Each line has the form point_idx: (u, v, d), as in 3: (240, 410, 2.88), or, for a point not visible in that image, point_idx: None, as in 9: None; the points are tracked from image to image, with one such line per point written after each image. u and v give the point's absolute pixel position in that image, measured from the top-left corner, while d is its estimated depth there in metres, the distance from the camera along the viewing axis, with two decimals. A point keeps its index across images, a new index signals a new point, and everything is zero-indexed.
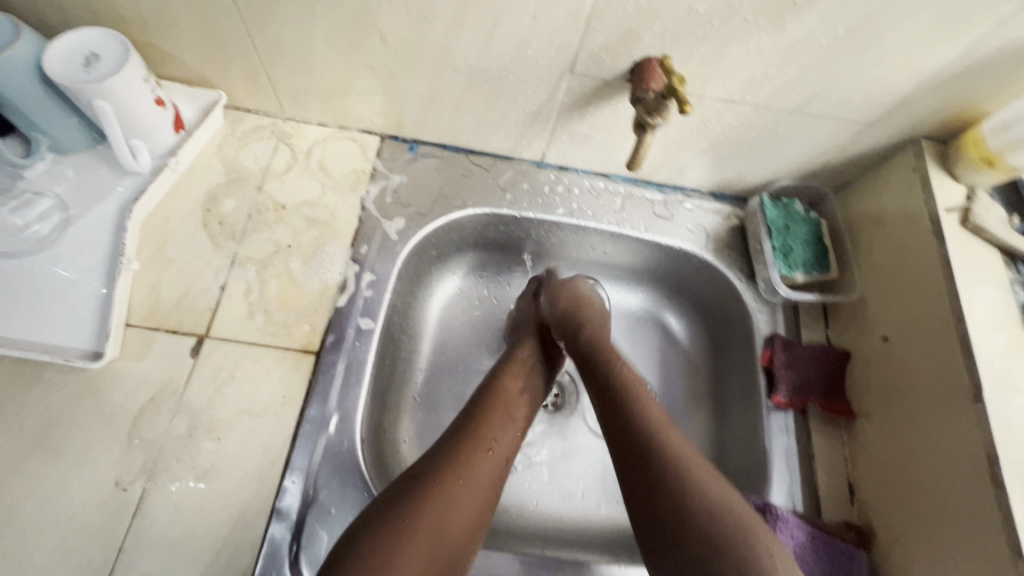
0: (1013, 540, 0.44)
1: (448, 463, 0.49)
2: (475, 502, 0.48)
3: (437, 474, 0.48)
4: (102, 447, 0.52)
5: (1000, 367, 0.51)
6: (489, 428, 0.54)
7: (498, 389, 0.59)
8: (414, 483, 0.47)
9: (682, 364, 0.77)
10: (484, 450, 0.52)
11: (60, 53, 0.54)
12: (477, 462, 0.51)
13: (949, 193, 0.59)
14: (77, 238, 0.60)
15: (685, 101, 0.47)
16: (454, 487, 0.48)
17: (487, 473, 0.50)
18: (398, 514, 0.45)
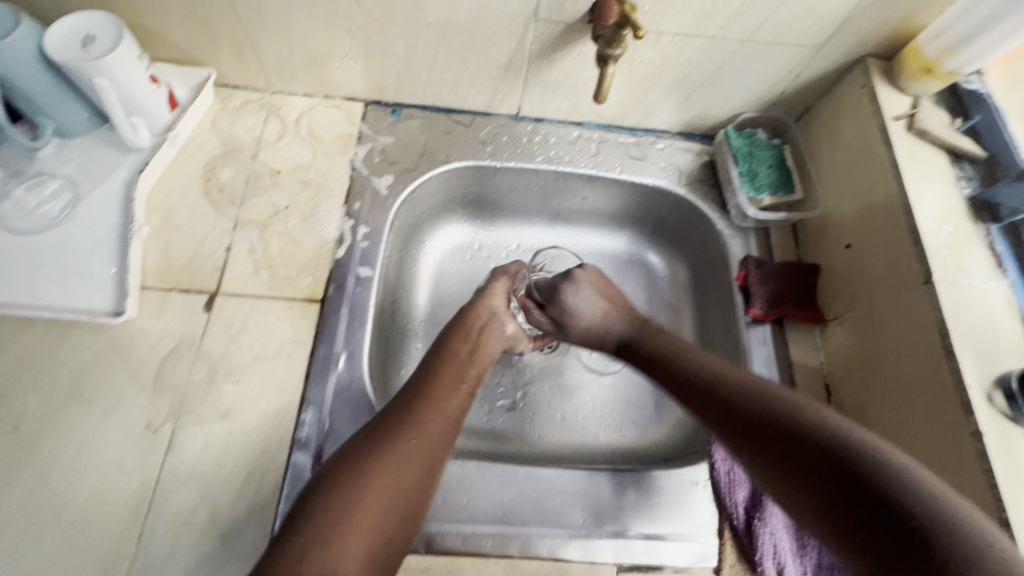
0: (964, 399, 0.49)
1: (404, 420, 0.51)
2: (425, 456, 0.49)
3: (393, 432, 0.49)
4: (131, 395, 0.57)
5: (948, 252, 0.55)
6: (441, 387, 0.55)
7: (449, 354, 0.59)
8: (373, 438, 0.49)
9: (669, 299, 0.81)
10: (436, 407, 0.53)
11: (58, 37, 0.58)
12: (428, 420, 0.51)
13: (896, 102, 0.63)
14: (88, 212, 0.64)
15: (638, 27, 0.51)
16: (410, 444, 0.49)
17: (438, 429, 0.51)
18: (360, 466, 0.46)
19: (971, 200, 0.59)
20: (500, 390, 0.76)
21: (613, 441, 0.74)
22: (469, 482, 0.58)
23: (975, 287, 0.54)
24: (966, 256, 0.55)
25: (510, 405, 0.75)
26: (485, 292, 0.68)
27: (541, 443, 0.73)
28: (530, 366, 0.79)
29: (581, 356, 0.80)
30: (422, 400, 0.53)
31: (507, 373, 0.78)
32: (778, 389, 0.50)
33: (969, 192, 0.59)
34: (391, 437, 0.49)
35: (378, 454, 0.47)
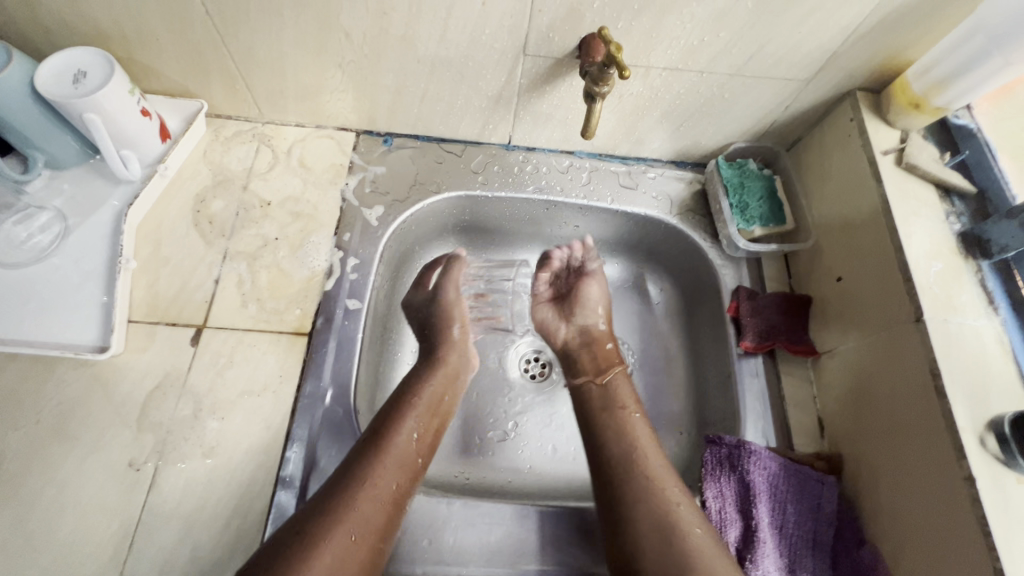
0: (957, 442, 0.48)
1: (334, 512, 0.49)
2: (361, 551, 0.49)
3: (324, 527, 0.48)
4: (114, 432, 0.56)
5: (939, 289, 0.55)
6: (378, 469, 0.53)
7: (387, 433, 0.56)
8: (306, 533, 0.47)
9: (662, 328, 0.80)
10: (370, 493, 0.52)
11: (50, 73, 0.58)
12: (361, 506, 0.50)
13: (885, 136, 0.63)
14: (77, 245, 0.64)
15: (623, 67, 0.51)
16: (350, 541, 0.48)
17: (373, 516, 0.51)
18: (286, 572, 0.45)
19: (962, 236, 0.58)
20: (491, 420, 0.76)
21: None
22: (456, 520, 0.57)
23: (966, 326, 0.53)
24: (957, 294, 0.55)
25: (500, 436, 0.75)
26: (430, 370, 0.65)
27: (531, 475, 0.72)
28: (522, 395, 0.78)
29: None
30: (359, 486, 0.51)
31: (498, 402, 0.77)
32: (677, 492, 0.54)
33: (959, 227, 0.59)
34: (323, 531, 0.48)
35: (306, 553, 0.46)
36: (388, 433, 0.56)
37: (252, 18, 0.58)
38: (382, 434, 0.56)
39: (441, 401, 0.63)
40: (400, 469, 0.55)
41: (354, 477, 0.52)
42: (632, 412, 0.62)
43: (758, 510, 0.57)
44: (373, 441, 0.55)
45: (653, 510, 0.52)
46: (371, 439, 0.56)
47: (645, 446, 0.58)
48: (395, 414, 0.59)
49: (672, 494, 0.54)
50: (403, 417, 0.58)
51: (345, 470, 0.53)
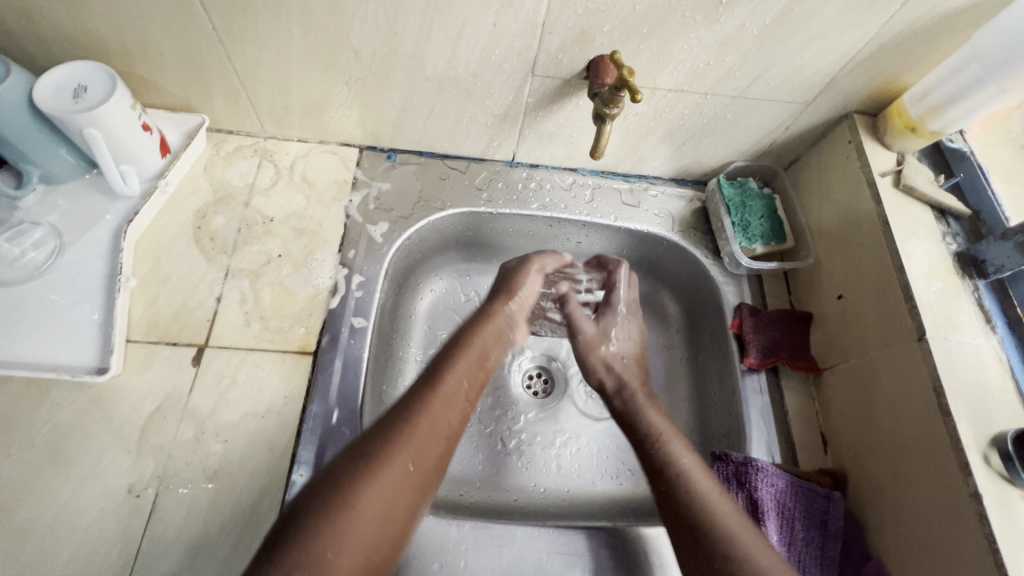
0: (962, 460, 0.49)
1: (393, 438, 0.47)
2: (416, 481, 0.46)
3: (384, 451, 0.46)
4: (113, 456, 0.54)
5: (939, 309, 0.56)
6: (431, 405, 0.51)
7: (439, 373, 0.54)
8: (360, 455, 0.45)
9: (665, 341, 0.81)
10: (428, 427, 0.50)
11: (49, 87, 0.57)
12: (418, 437, 0.48)
13: (882, 158, 0.65)
14: (73, 262, 0.62)
15: (636, 91, 0.52)
16: (405, 469, 0.46)
17: (428, 449, 0.48)
18: (343, 491, 0.43)
19: (958, 256, 0.60)
20: (494, 437, 0.75)
21: (610, 490, 0.73)
22: (467, 543, 0.57)
23: (966, 344, 0.55)
24: (957, 313, 0.56)
25: (504, 453, 0.74)
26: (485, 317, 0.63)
27: (536, 493, 0.72)
28: (525, 411, 0.78)
29: (576, 401, 0.79)
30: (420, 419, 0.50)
31: (502, 419, 0.77)
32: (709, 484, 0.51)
33: (955, 248, 0.61)
34: (380, 454, 0.46)
35: (365, 472, 0.44)
36: (440, 373, 0.54)
37: (260, 34, 0.58)
38: (436, 374, 0.55)
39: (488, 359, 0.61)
40: (448, 405, 0.52)
41: (413, 411, 0.50)
42: (658, 421, 0.59)
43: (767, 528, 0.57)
44: (427, 379, 0.54)
45: (679, 496, 0.50)
46: (421, 379, 0.54)
47: (673, 445, 0.55)
48: (445, 357, 0.57)
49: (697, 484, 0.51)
50: (454, 362, 0.56)
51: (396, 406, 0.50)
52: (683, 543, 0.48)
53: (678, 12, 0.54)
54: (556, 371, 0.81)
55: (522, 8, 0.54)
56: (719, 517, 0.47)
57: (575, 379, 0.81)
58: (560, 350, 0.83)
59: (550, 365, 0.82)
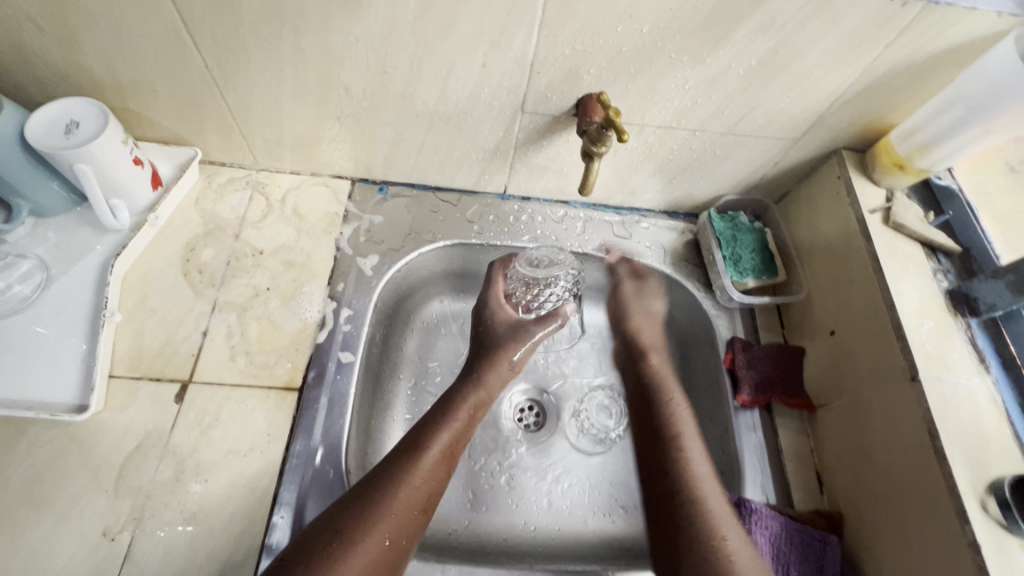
0: (959, 506, 0.48)
1: (371, 515, 0.49)
2: (391, 558, 0.49)
3: (360, 532, 0.48)
4: (89, 497, 0.53)
5: (931, 348, 0.56)
6: (409, 481, 0.53)
7: (420, 448, 0.55)
8: (332, 539, 0.47)
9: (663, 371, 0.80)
10: (406, 503, 0.52)
11: (41, 122, 0.57)
12: (396, 514, 0.50)
13: (871, 194, 0.65)
14: (58, 296, 0.61)
15: (621, 130, 0.52)
16: (381, 546, 0.48)
17: (406, 525, 0.51)
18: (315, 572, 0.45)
19: (950, 293, 0.60)
20: (484, 472, 0.74)
21: (602, 528, 0.72)
22: None
23: (960, 385, 0.54)
24: (949, 352, 0.56)
25: (494, 490, 0.72)
26: (474, 386, 0.64)
27: (525, 531, 0.70)
28: (516, 446, 0.76)
29: (567, 436, 0.78)
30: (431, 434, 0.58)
31: (492, 455, 0.75)
32: (706, 474, 0.56)
33: (946, 284, 0.60)
34: (355, 536, 0.48)
35: (337, 554, 0.46)
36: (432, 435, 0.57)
37: (252, 71, 0.59)
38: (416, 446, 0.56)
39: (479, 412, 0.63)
40: (428, 480, 0.54)
41: (390, 488, 0.52)
42: (675, 397, 0.65)
43: None
44: (409, 453, 0.55)
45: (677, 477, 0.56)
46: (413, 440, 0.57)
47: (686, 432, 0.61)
48: (433, 424, 0.58)
49: (699, 473, 0.56)
50: (439, 429, 0.58)
51: (374, 485, 0.52)
52: (654, 517, 0.55)
53: (665, 52, 0.55)
54: (548, 404, 0.80)
55: (510, 49, 0.55)
56: (715, 519, 0.52)
57: (567, 412, 0.79)
58: (552, 383, 0.81)
59: (542, 398, 0.80)
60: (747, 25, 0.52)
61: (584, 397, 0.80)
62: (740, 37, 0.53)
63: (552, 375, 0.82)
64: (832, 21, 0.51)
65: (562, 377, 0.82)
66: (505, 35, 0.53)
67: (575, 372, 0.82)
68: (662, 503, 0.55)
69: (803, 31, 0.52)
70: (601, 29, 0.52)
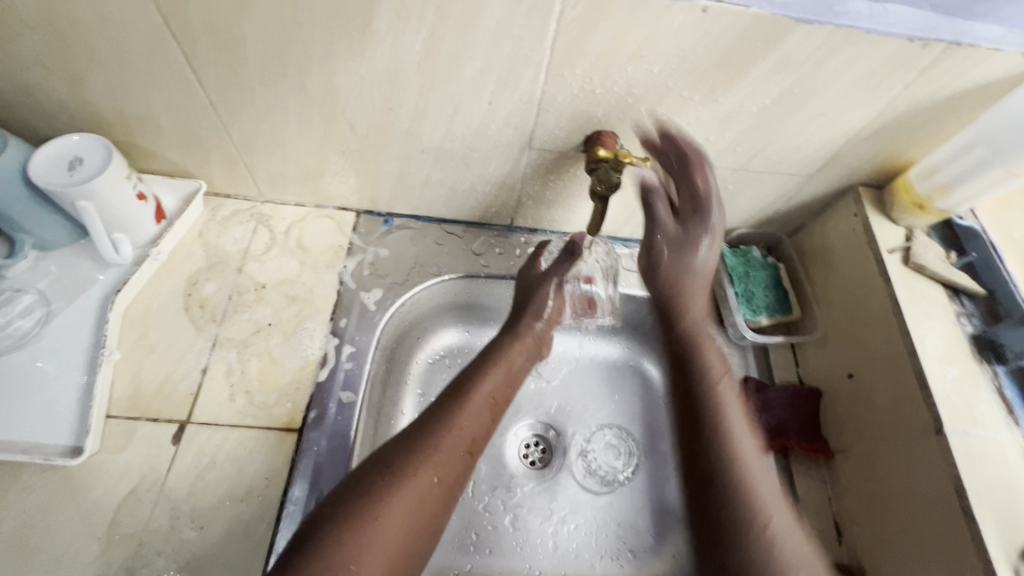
0: (991, 573, 0.45)
1: (421, 448, 0.50)
2: (439, 494, 0.49)
3: (412, 465, 0.48)
4: (80, 545, 0.51)
5: (956, 398, 0.53)
6: (455, 422, 0.53)
7: (465, 391, 0.55)
8: (384, 470, 0.48)
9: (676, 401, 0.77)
10: (453, 441, 0.51)
11: (45, 160, 0.57)
12: (443, 452, 0.50)
13: (890, 233, 0.63)
14: (57, 332, 0.60)
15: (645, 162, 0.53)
16: (432, 476, 0.49)
17: (453, 462, 0.50)
18: (370, 499, 0.45)
19: (974, 338, 0.58)
20: (488, 510, 0.71)
21: (609, 574, 0.69)
22: None
23: (987, 440, 0.51)
24: (976, 403, 0.53)
25: (497, 530, 0.70)
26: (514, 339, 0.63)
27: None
28: (521, 484, 0.74)
29: (575, 474, 0.75)
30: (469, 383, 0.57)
31: (496, 493, 0.73)
32: (767, 483, 0.49)
33: (971, 329, 0.58)
34: (405, 469, 0.48)
35: (389, 485, 0.47)
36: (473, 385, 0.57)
37: (258, 108, 0.58)
38: (462, 389, 0.56)
39: (517, 372, 0.62)
40: (474, 420, 0.54)
41: (442, 422, 0.52)
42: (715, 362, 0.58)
43: None
44: (456, 395, 0.55)
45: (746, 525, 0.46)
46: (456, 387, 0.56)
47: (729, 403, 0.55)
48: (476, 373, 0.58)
49: (740, 446, 0.52)
50: (483, 378, 0.58)
51: (419, 425, 0.52)
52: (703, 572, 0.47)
53: (676, 92, 0.54)
54: (554, 440, 0.78)
55: (517, 88, 0.54)
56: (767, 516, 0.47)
57: (573, 449, 0.77)
58: (558, 418, 0.79)
59: (548, 433, 0.78)
60: (761, 66, 0.50)
61: (592, 435, 0.78)
62: (753, 78, 0.52)
63: (560, 410, 0.79)
64: (849, 62, 0.49)
65: (569, 412, 0.79)
66: (512, 75, 0.52)
67: (583, 408, 0.80)
68: (706, 482, 0.50)
69: (818, 72, 0.51)
70: (611, 69, 0.51)
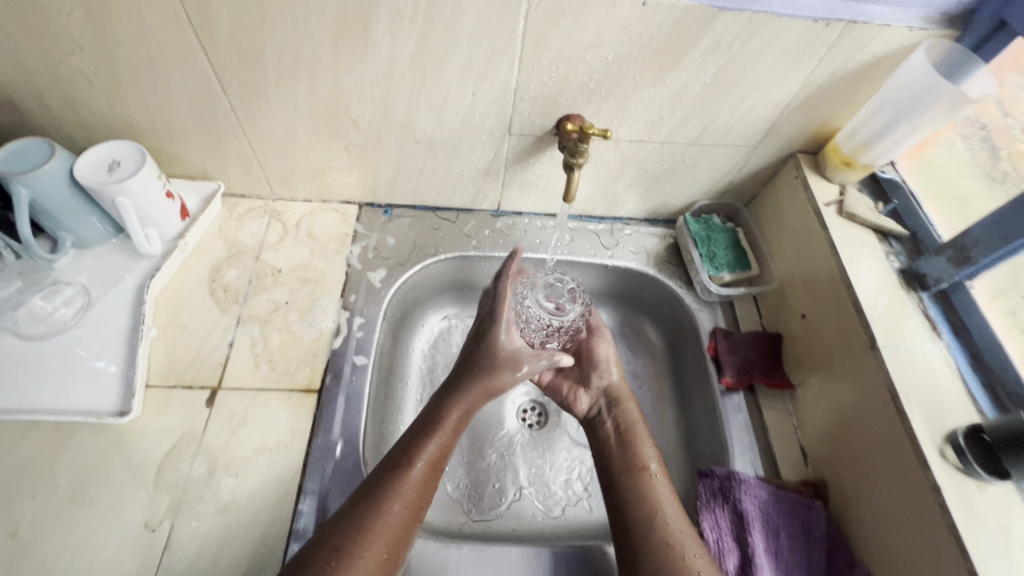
0: (920, 455, 0.53)
1: (364, 531, 0.51)
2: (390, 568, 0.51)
3: (358, 545, 0.50)
4: (131, 493, 0.58)
5: (888, 320, 0.62)
6: (400, 492, 0.54)
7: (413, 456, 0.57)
8: (335, 553, 0.49)
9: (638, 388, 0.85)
10: (399, 515, 0.53)
11: (88, 164, 0.65)
12: (391, 525, 0.52)
13: (826, 190, 0.73)
14: (99, 316, 0.68)
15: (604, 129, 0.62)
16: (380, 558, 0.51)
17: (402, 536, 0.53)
18: None
19: (902, 272, 0.67)
20: (486, 466, 0.78)
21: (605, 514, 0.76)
22: (467, 566, 0.60)
23: (915, 351, 0.60)
24: (904, 323, 0.62)
25: (502, 482, 0.77)
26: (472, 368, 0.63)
27: (529, 522, 0.74)
28: (518, 443, 0.81)
29: (569, 431, 0.83)
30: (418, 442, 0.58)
31: (499, 450, 0.80)
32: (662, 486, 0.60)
33: (899, 264, 0.67)
34: (359, 550, 0.50)
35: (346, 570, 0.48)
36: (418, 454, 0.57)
37: (272, 111, 0.67)
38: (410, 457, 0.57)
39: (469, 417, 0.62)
40: (419, 489, 0.56)
41: (388, 491, 0.54)
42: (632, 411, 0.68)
43: (754, 538, 0.60)
44: (395, 468, 0.56)
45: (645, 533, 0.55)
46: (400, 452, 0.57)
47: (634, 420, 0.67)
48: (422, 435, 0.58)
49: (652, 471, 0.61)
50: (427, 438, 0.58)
51: (374, 490, 0.54)
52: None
53: (629, 76, 0.63)
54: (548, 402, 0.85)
55: (496, 80, 0.63)
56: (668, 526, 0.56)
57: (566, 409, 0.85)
58: None
59: (542, 397, 0.86)
60: (696, 48, 0.60)
61: None
62: (691, 60, 0.62)
63: None
64: (769, 42, 0.59)
65: None
66: (491, 69, 0.62)
67: None
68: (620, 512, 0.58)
69: (743, 53, 0.61)
70: (573, 59, 0.61)
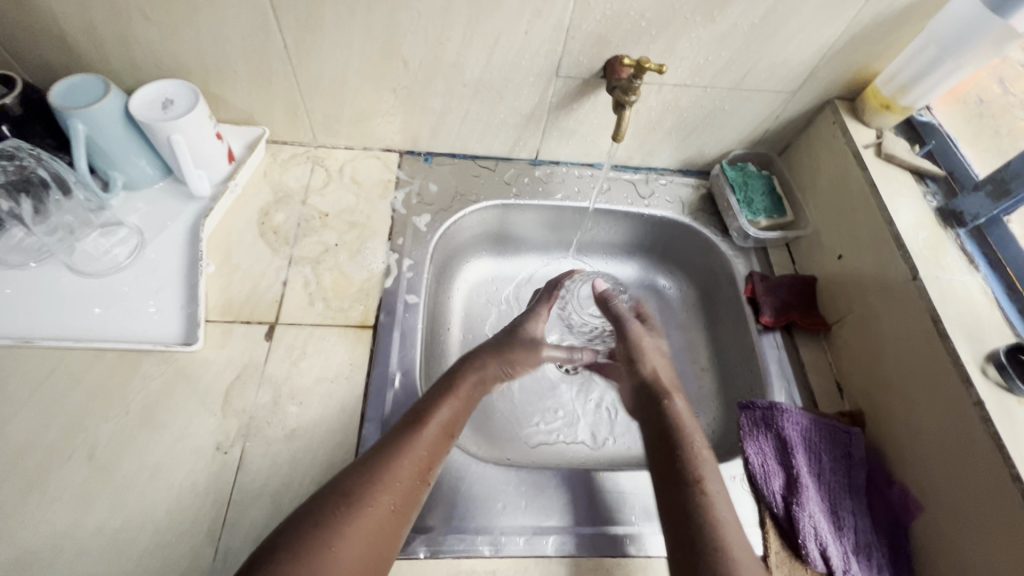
0: (962, 373, 0.56)
1: (372, 482, 0.51)
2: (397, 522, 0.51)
3: (367, 493, 0.50)
4: (200, 418, 0.59)
5: (928, 254, 0.64)
6: (412, 451, 0.54)
7: (424, 417, 0.57)
8: (342, 498, 0.49)
9: (673, 334, 0.88)
10: (407, 472, 0.53)
11: (143, 102, 0.65)
12: (400, 482, 0.52)
13: (864, 134, 0.75)
14: (154, 254, 0.69)
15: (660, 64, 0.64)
16: (385, 512, 0.50)
17: (411, 491, 0.52)
18: (323, 530, 0.47)
19: (938, 211, 0.69)
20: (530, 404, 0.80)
21: None
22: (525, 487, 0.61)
23: (955, 281, 0.62)
24: (944, 257, 0.64)
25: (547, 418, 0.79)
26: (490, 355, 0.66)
27: (577, 458, 0.76)
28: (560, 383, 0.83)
29: None
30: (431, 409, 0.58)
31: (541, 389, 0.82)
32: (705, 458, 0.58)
33: (936, 204, 0.70)
34: (370, 500, 0.50)
35: (352, 519, 0.48)
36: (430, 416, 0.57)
37: (324, 50, 0.68)
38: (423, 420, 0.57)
39: (483, 387, 0.64)
40: (431, 449, 0.55)
41: (399, 447, 0.54)
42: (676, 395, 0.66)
43: (798, 460, 0.62)
44: (410, 425, 0.56)
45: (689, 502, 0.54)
46: (416, 413, 0.58)
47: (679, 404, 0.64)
48: (433, 400, 0.59)
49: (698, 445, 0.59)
50: (439, 404, 0.59)
51: (387, 446, 0.54)
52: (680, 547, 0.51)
53: (680, 14, 0.64)
54: None
55: (550, 18, 0.64)
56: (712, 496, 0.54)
57: None
58: None
59: None
60: None
61: None
62: None
63: None
64: None
65: None
66: (546, 5, 0.63)
67: None
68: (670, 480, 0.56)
69: None
70: None
